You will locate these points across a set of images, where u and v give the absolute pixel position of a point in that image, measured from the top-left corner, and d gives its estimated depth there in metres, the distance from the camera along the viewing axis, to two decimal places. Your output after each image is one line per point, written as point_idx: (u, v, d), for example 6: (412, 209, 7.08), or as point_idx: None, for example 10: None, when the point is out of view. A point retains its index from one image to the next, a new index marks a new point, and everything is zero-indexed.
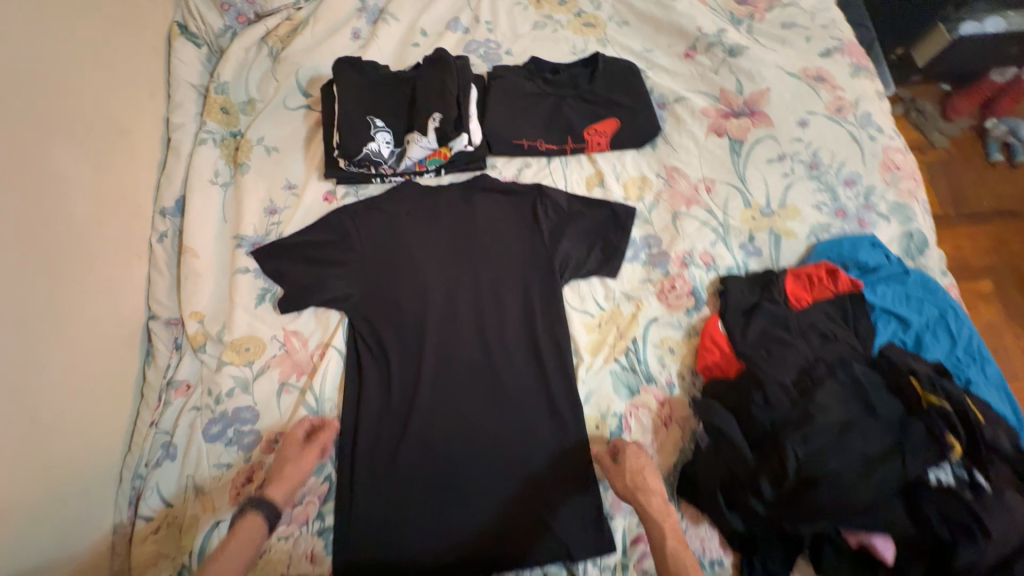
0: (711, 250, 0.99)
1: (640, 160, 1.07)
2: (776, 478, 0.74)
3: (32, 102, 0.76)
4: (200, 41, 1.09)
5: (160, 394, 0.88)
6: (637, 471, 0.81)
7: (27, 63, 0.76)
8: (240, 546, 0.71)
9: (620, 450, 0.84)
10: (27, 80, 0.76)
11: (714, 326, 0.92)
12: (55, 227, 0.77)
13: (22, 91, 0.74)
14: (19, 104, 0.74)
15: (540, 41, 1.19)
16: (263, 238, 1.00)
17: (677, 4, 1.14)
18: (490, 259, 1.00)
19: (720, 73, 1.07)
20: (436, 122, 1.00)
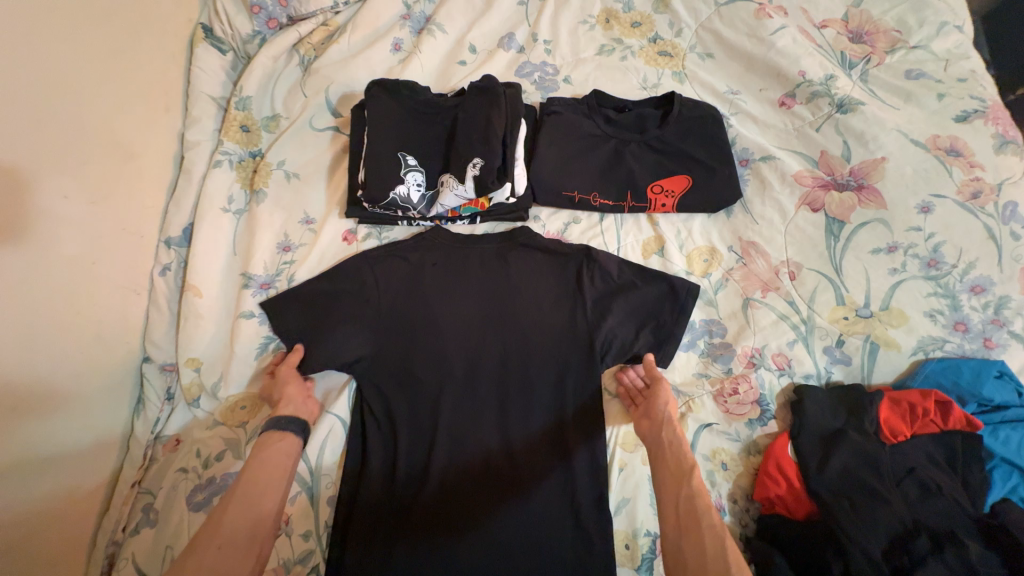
0: (787, 351, 0.82)
1: (709, 227, 0.91)
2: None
3: (27, 129, 0.67)
4: (227, 47, 0.98)
5: (146, 450, 0.82)
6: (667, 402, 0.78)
7: (26, 84, 0.67)
8: (268, 463, 0.69)
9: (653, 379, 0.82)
10: (22, 103, 0.66)
11: (782, 449, 0.76)
12: (40, 269, 0.68)
13: (16, 117, 0.65)
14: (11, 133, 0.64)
15: (605, 69, 1.03)
16: (272, 279, 0.91)
17: (778, 39, 0.95)
18: (520, 328, 0.86)
19: (823, 130, 0.90)
20: (476, 169, 0.85)
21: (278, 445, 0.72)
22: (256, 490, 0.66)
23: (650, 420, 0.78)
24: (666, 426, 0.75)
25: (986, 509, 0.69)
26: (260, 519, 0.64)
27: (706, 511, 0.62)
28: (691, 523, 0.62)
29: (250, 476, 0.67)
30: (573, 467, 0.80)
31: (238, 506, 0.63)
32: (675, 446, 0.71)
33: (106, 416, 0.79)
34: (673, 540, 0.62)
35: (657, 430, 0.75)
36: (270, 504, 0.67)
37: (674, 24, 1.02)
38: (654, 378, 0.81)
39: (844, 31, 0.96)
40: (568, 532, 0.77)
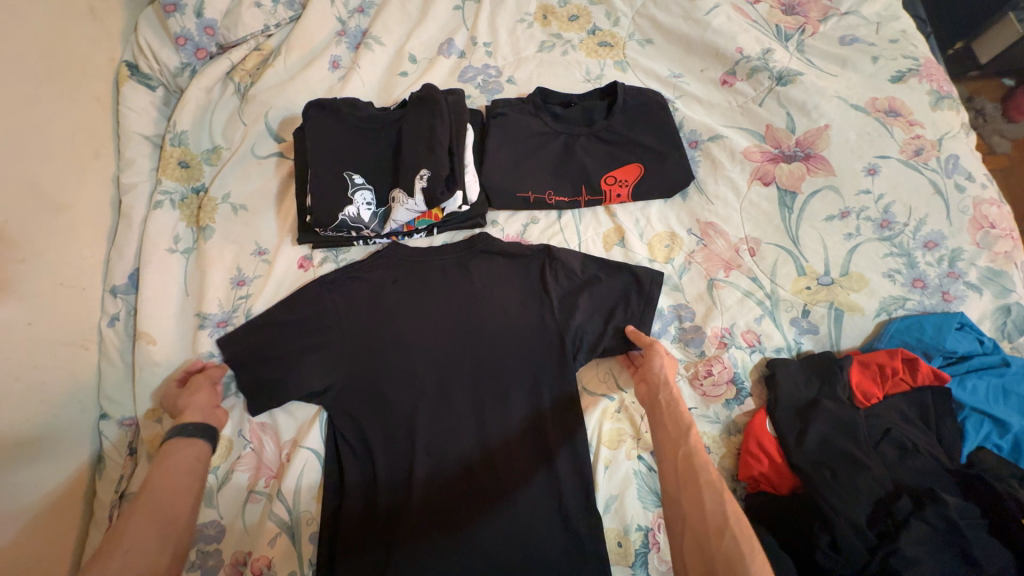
0: (756, 328, 0.82)
1: (666, 212, 0.91)
2: (840, 543, 0.64)
3: None
4: (155, 83, 0.95)
5: (112, 511, 0.78)
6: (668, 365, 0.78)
7: None
8: (172, 473, 0.70)
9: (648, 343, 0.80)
10: None
11: (762, 427, 0.76)
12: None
13: None
14: None
15: (548, 65, 1.02)
16: (229, 316, 0.88)
17: (712, 19, 0.95)
18: (488, 337, 0.84)
19: (765, 105, 0.90)
20: (424, 180, 0.83)
21: (178, 452, 0.72)
22: (163, 500, 0.67)
23: (647, 385, 0.77)
24: (663, 389, 0.74)
25: (964, 460, 0.71)
26: (172, 521, 0.66)
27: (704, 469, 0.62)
28: (689, 480, 0.62)
29: (153, 484, 0.68)
30: (558, 471, 0.78)
31: (143, 511, 0.64)
32: (672, 409, 0.71)
33: (67, 481, 0.76)
34: (671, 497, 0.63)
35: (654, 395, 0.75)
36: (183, 509, 0.68)
37: (611, 14, 1.02)
38: (643, 344, 0.79)
39: (778, 4, 0.97)
40: (559, 537, 0.75)
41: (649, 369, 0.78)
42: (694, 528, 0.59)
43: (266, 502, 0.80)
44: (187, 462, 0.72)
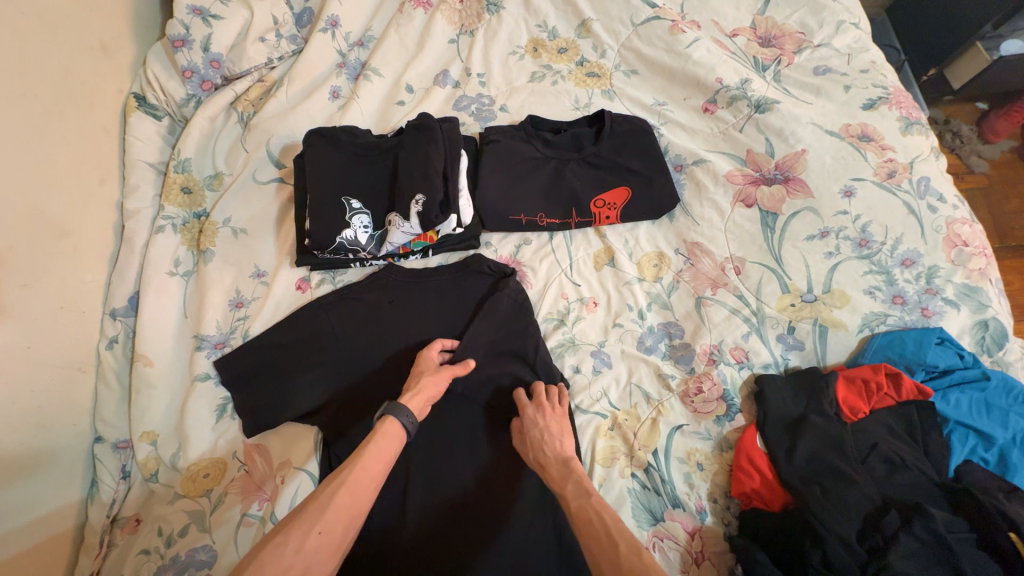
0: (743, 344, 0.84)
1: (655, 232, 0.94)
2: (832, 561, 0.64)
3: None
4: (162, 113, 0.99)
5: (102, 536, 0.77)
6: (553, 421, 0.78)
7: None
8: (379, 447, 0.64)
9: (537, 396, 0.80)
10: None
11: (752, 442, 0.77)
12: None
13: None
14: None
15: (538, 94, 1.07)
16: (227, 337, 0.89)
17: (693, 51, 1.00)
18: (481, 353, 0.85)
19: (746, 131, 0.94)
20: (419, 205, 0.86)
21: (388, 438, 0.66)
22: (362, 486, 0.59)
23: (540, 454, 0.75)
24: (558, 466, 0.72)
25: (951, 474, 0.72)
26: (350, 520, 0.57)
27: (590, 547, 0.60)
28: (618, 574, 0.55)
29: (368, 465, 0.61)
30: (552, 489, 0.79)
31: (350, 486, 0.58)
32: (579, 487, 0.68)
33: (58, 508, 0.75)
34: None
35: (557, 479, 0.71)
36: (358, 506, 0.58)
37: (598, 47, 1.08)
38: (527, 411, 0.79)
39: (754, 37, 1.04)
40: (554, 562, 0.74)
41: (536, 439, 0.76)
42: None
43: (260, 525, 0.77)
44: (387, 451, 0.64)
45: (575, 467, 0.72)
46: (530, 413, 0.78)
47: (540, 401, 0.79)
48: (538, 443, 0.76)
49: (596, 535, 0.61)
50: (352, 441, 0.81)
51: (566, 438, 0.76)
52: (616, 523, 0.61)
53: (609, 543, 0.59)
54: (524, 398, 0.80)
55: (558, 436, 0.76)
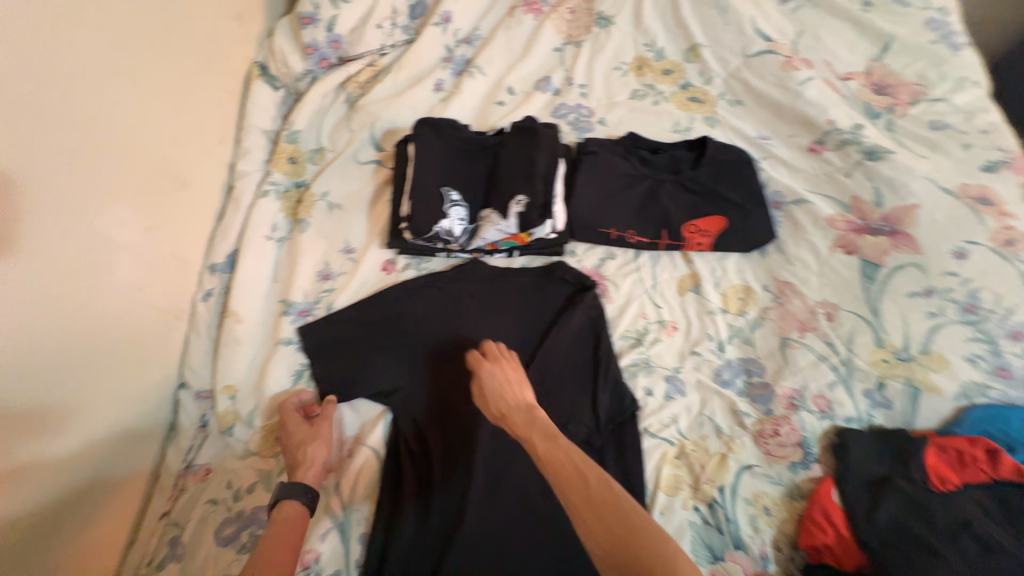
0: (828, 393, 0.82)
1: (745, 265, 0.93)
2: None
3: (107, 165, 0.71)
4: (279, 84, 1.04)
5: (177, 479, 0.81)
6: (508, 373, 0.76)
7: (108, 124, 0.71)
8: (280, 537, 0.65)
9: (492, 352, 0.79)
10: (104, 143, 0.71)
11: (828, 495, 0.74)
12: (79, 296, 0.68)
13: (98, 156, 0.70)
14: (94, 169, 0.69)
15: (638, 112, 1.07)
16: (311, 307, 0.92)
17: (806, 89, 0.98)
18: (557, 365, 0.86)
19: (853, 177, 0.91)
20: (520, 205, 0.88)
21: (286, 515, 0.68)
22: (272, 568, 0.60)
23: (502, 402, 0.72)
24: (520, 413, 0.70)
25: None
26: None
27: (564, 488, 0.59)
28: (603, 513, 0.55)
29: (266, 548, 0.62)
30: None
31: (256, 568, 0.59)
32: (545, 428, 0.66)
33: (142, 444, 0.79)
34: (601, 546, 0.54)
35: (524, 425, 0.68)
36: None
37: (704, 73, 1.08)
38: (484, 367, 0.76)
39: (868, 83, 1.03)
40: None
41: (491, 390, 0.74)
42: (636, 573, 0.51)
43: (324, 494, 0.79)
44: (294, 523, 0.67)
45: (538, 412, 0.70)
46: (486, 366, 0.77)
47: (496, 356, 0.79)
48: (499, 392, 0.73)
49: (568, 473, 0.60)
50: (424, 424, 0.83)
51: (523, 387, 0.74)
52: (584, 459, 0.61)
53: (581, 481, 0.58)
54: (479, 355, 0.79)
55: (516, 386, 0.74)
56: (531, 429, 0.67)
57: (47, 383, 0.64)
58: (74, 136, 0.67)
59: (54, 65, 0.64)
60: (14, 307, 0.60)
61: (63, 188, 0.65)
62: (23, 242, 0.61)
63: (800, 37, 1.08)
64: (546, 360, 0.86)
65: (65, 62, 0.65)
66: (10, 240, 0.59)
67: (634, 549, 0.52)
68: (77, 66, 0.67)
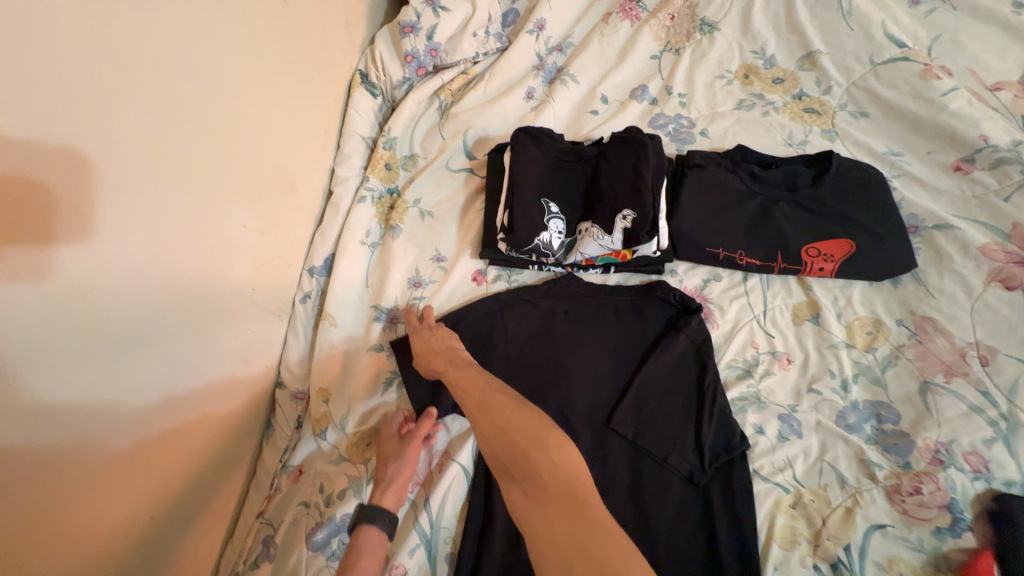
0: (984, 451, 0.70)
1: (872, 295, 0.84)
2: None
3: (229, 168, 0.73)
4: (377, 91, 1.05)
5: (272, 479, 0.83)
6: (434, 328, 0.82)
7: (233, 130, 0.74)
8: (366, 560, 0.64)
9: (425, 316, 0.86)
10: (229, 147, 0.73)
11: (987, 570, 0.63)
12: (200, 295, 0.70)
13: (222, 158, 0.72)
14: (219, 172, 0.72)
15: (746, 124, 1.00)
16: (402, 314, 0.91)
17: (950, 100, 0.87)
18: (658, 393, 0.80)
19: (1013, 201, 0.80)
20: (626, 220, 0.84)
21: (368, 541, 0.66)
22: None
23: (425, 349, 0.79)
24: (435, 355, 0.77)
25: None
26: None
27: (468, 402, 0.66)
28: (490, 411, 0.62)
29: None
30: (719, 552, 0.72)
31: None
32: (457, 362, 0.74)
33: (242, 441, 0.82)
34: (488, 435, 0.60)
35: (439, 363, 0.75)
36: None
37: (822, 81, 0.99)
38: (415, 326, 0.84)
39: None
40: None
41: (418, 342, 0.81)
42: (513, 450, 0.57)
43: (412, 510, 0.77)
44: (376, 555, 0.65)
45: (458, 351, 0.77)
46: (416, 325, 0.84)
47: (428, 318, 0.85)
48: (426, 343, 0.80)
49: (471, 390, 0.67)
50: None
51: (449, 337, 0.81)
52: (481, 375, 0.69)
53: (479, 391, 0.66)
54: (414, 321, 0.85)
55: (441, 336, 0.81)
56: (448, 362, 0.74)
57: (167, 380, 0.66)
58: (209, 142, 0.69)
59: (198, 73, 0.67)
60: (147, 306, 0.62)
61: (196, 192, 0.68)
62: (162, 244, 0.63)
63: (935, 42, 0.96)
64: (647, 388, 0.80)
65: (206, 71, 0.68)
66: (154, 242, 0.62)
67: (511, 433, 0.58)
68: (214, 76, 0.69)
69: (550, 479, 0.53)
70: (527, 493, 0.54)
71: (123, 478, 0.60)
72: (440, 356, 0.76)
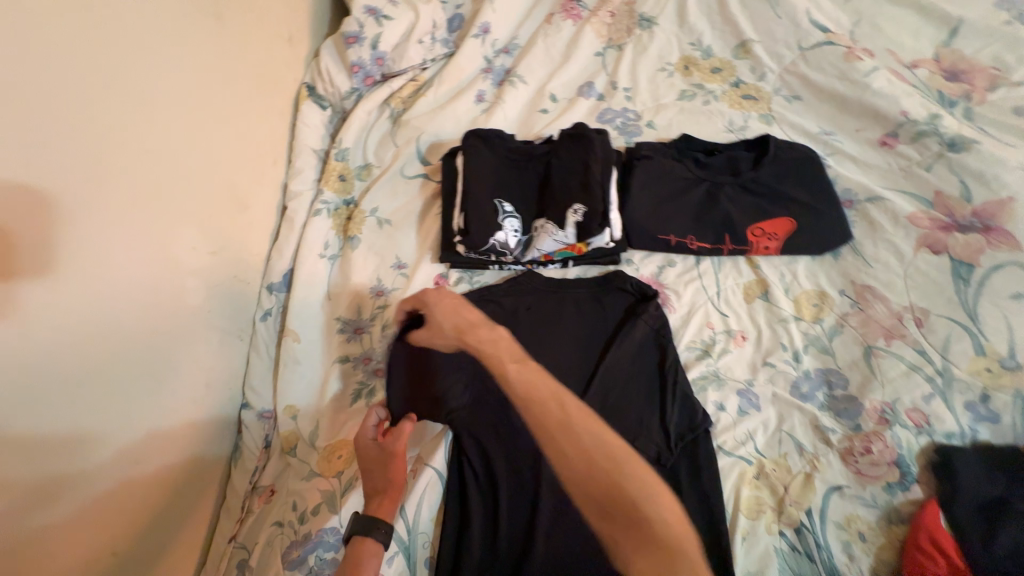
0: (924, 407, 0.75)
1: (815, 269, 0.88)
2: None
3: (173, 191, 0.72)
4: (326, 103, 1.04)
5: (244, 501, 0.81)
6: (453, 306, 0.82)
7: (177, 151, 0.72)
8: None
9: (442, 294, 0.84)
10: (174, 169, 0.72)
11: (935, 520, 0.67)
12: (154, 320, 0.68)
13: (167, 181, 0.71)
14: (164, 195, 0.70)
15: (689, 113, 1.03)
16: (366, 324, 0.91)
17: (872, 80, 0.92)
18: (622, 379, 0.82)
19: (935, 170, 0.85)
20: (578, 215, 0.86)
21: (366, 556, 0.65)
22: None
23: (462, 331, 0.80)
24: (484, 341, 0.77)
25: None
26: None
27: (542, 419, 0.62)
28: (577, 439, 0.59)
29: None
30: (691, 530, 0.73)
31: None
32: (506, 348, 0.76)
33: (210, 465, 0.80)
34: (581, 465, 0.57)
35: (486, 346, 0.77)
36: None
37: (756, 69, 1.04)
38: (441, 306, 0.82)
39: (937, 70, 0.95)
40: None
41: (448, 322, 0.81)
42: (607, 488, 0.55)
43: None
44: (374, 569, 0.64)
45: (499, 333, 0.80)
46: (439, 304, 0.82)
47: (446, 295, 0.84)
48: (462, 323, 0.81)
49: (545, 404, 0.63)
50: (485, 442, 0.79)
51: (473, 315, 0.82)
52: (551, 386, 0.65)
53: (556, 410, 0.62)
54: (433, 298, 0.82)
55: (465, 311, 0.83)
56: (495, 346, 0.76)
57: (126, 412, 0.65)
58: (152, 166, 0.68)
59: (134, 97, 0.65)
60: (98, 338, 0.61)
61: (140, 217, 0.66)
62: (104, 273, 0.61)
63: (857, 27, 1.01)
64: (611, 374, 0.82)
65: (143, 94, 0.67)
66: (99, 272, 0.60)
67: (606, 468, 0.56)
68: (152, 97, 0.68)
69: (650, 520, 0.53)
70: (617, 528, 0.55)
71: (85, 515, 0.59)
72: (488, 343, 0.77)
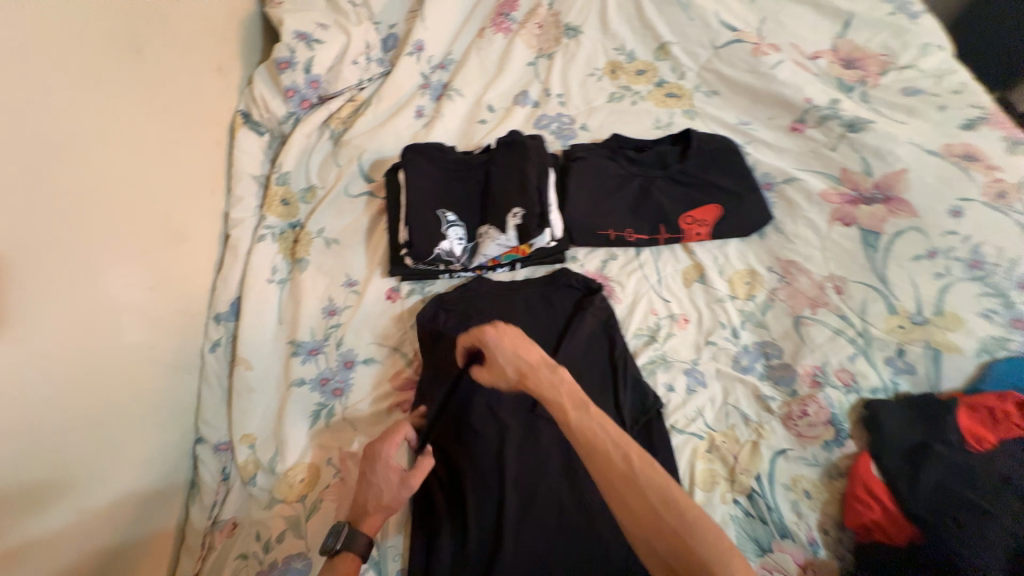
0: (850, 367, 0.81)
1: (745, 249, 0.94)
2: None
3: (100, 229, 0.71)
4: (263, 129, 1.04)
5: (204, 538, 0.78)
6: (517, 342, 0.70)
7: (100, 187, 0.71)
8: None
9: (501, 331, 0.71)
10: (99, 207, 0.71)
11: (866, 470, 0.72)
12: (84, 362, 0.67)
13: (92, 220, 0.70)
14: (88, 233, 0.69)
15: (619, 114, 1.09)
16: (320, 345, 0.90)
17: (778, 72, 1.01)
18: (575, 371, 0.85)
19: (839, 150, 0.93)
20: (518, 218, 0.89)
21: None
22: None
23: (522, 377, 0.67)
24: (548, 389, 0.65)
25: None
26: None
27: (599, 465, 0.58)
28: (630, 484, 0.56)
29: None
30: None
31: None
32: (577, 398, 0.63)
33: (161, 503, 0.78)
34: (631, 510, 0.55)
35: (553, 397, 0.64)
36: None
37: (677, 69, 1.11)
38: (498, 347, 0.70)
39: (835, 60, 1.04)
40: None
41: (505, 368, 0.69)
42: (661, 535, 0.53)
43: None
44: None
45: (564, 375, 0.66)
46: (494, 341, 0.70)
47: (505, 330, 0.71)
48: (521, 366, 0.68)
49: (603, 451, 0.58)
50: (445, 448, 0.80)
51: (536, 354, 0.69)
52: (615, 429, 0.60)
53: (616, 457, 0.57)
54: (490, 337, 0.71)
55: (527, 347, 0.70)
56: (559, 393, 0.64)
57: (57, 454, 0.63)
58: (75, 206, 0.67)
59: (46, 137, 0.64)
60: (22, 380, 0.59)
61: (63, 259, 0.65)
62: (26, 318, 0.60)
63: (763, 24, 1.10)
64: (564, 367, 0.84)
65: (58, 134, 0.66)
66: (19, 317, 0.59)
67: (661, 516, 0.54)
68: (68, 136, 0.67)
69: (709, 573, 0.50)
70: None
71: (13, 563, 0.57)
72: (545, 384, 0.65)
